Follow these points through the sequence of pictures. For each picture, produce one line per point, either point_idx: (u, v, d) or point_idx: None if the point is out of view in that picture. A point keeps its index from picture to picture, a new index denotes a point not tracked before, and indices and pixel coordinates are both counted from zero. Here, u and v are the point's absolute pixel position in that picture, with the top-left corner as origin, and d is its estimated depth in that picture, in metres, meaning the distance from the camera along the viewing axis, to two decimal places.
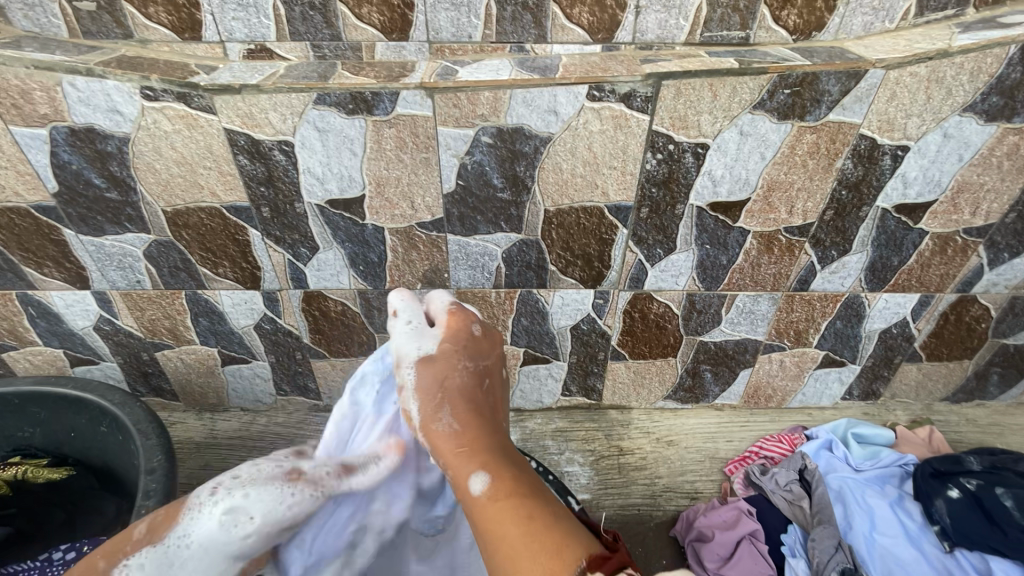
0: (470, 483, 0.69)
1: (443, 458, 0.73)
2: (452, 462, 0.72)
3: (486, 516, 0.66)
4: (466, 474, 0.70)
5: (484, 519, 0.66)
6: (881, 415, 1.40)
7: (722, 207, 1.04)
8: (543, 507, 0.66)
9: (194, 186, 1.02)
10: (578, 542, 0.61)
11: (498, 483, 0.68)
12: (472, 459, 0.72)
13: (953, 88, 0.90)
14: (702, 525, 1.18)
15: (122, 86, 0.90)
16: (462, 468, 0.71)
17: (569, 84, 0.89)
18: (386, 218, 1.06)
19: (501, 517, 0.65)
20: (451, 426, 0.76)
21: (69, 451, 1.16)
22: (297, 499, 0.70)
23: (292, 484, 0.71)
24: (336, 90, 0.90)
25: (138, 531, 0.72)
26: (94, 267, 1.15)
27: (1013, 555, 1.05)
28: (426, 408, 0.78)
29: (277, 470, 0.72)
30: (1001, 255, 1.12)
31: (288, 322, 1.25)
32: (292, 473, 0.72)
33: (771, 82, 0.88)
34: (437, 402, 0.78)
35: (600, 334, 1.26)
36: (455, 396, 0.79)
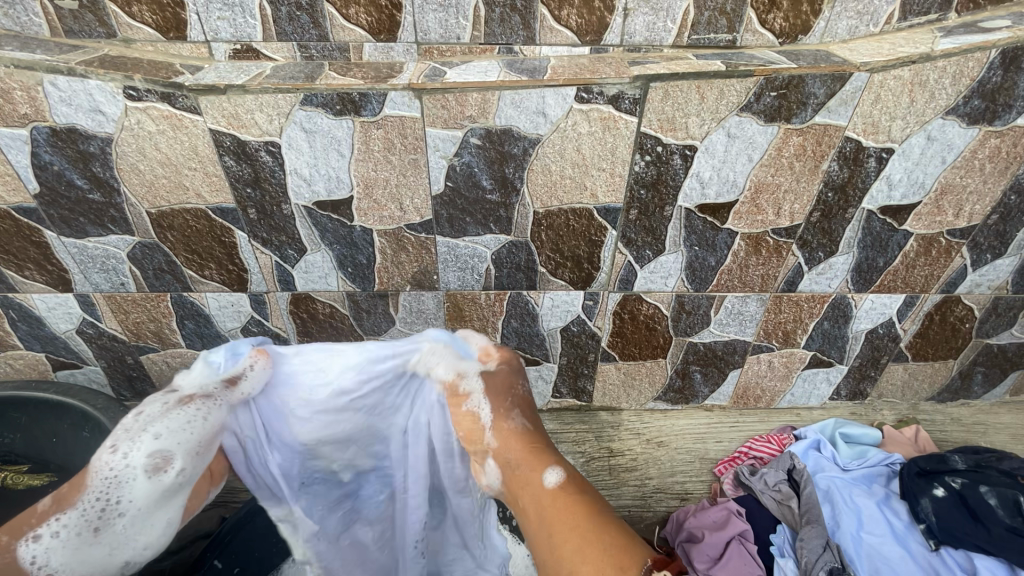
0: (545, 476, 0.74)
1: (516, 455, 0.77)
2: (524, 465, 0.76)
3: (557, 521, 0.70)
4: (539, 472, 0.74)
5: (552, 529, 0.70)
6: (868, 415, 1.41)
7: (710, 208, 1.05)
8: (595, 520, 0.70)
9: (179, 187, 1.01)
10: (632, 544, 0.66)
11: (571, 481, 0.74)
12: (542, 458, 0.76)
13: (936, 91, 0.91)
14: (692, 526, 1.18)
15: (104, 86, 0.89)
16: (535, 466, 0.75)
17: (558, 86, 0.89)
18: (375, 219, 1.06)
19: (571, 516, 0.70)
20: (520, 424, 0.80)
21: (50, 458, 1.13)
22: (208, 413, 0.75)
23: (185, 406, 0.74)
24: (323, 91, 0.89)
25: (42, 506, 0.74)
26: (77, 269, 1.13)
27: (999, 553, 1.06)
28: (501, 407, 0.80)
29: (163, 406, 0.74)
30: (983, 256, 1.14)
31: (276, 324, 1.23)
32: (184, 398, 0.75)
33: (757, 85, 0.89)
34: (507, 401, 0.81)
35: (590, 336, 1.26)
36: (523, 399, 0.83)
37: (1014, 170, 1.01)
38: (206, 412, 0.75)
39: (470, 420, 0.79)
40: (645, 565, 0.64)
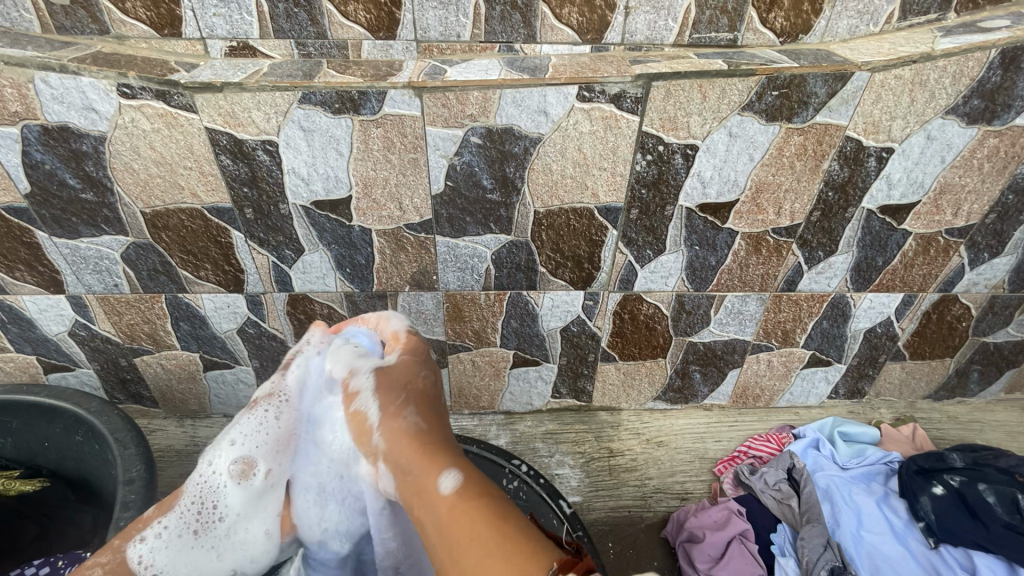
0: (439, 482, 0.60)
1: (405, 457, 0.65)
2: (416, 466, 0.64)
3: (455, 525, 0.57)
4: (431, 477, 0.61)
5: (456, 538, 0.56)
6: (866, 414, 1.41)
7: (711, 208, 1.04)
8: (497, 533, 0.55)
9: (174, 187, 0.99)
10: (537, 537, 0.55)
11: (469, 487, 0.60)
12: (438, 460, 0.63)
13: (936, 91, 0.91)
14: (693, 526, 1.17)
15: (97, 83, 0.87)
16: (430, 470, 0.62)
17: (559, 84, 0.89)
18: (374, 219, 1.05)
19: (469, 523, 0.56)
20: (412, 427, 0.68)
21: (45, 461, 1.12)
22: (276, 413, 0.77)
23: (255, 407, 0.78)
24: (321, 89, 0.88)
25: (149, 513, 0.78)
26: (69, 270, 1.11)
27: (997, 551, 1.06)
28: (388, 403, 0.70)
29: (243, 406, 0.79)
30: (981, 255, 1.14)
31: (273, 326, 1.22)
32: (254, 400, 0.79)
33: (759, 84, 0.89)
34: (396, 395, 0.71)
35: (590, 336, 1.25)
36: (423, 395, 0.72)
37: (1012, 169, 1.01)
38: (278, 412, 0.77)
39: (361, 420, 0.71)
40: (548, 566, 0.50)
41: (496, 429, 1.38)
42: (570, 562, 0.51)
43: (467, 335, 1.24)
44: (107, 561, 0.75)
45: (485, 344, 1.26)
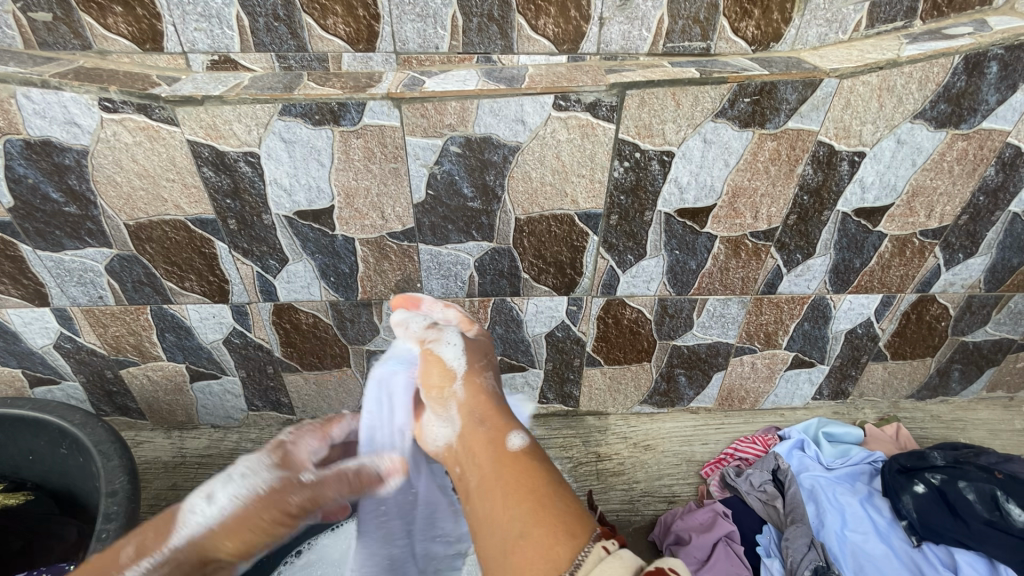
0: (507, 441, 0.70)
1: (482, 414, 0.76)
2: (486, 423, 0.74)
3: (510, 468, 0.65)
4: (500, 439, 0.71)
5: (499, 479, 0.64)
6: (851, 414, 1.43)
7: (689, 212, 1.06)
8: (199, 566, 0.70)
9: (157, 199, 1.00)
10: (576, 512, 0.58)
11: (532, 448, 0.69)
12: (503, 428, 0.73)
13: (903, 96, 0.93)
14: (679, 529, 1.18)
15: (79, 98, 0.88)
16: (496, 439, 0.71)
17: (535, 93, 0.90)
18: (356, 228, 1.06)
19: (521, 479, 0.63)
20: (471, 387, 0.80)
21: (28, 475, 1.12)
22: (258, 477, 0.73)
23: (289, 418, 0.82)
24: (302, 100, 0.89)
25: (124, 557, 0.69)
26: (53, 283, 1.11)
27: (978, 547, 1.07)
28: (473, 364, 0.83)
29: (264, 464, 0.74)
30: (956, 255, 1.16)
31: (259, 335, 1.22)
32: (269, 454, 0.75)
33: (731, 91, 0.91)
34: (476, 361, 0.84)
35: (575, 341, 1.26)
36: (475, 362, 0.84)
37: (982, 171, 1.03)
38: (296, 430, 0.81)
39: (444, 367, 0.83)
40: (593, 534, 0.54)
41: None
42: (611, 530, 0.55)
43: None
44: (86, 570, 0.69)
45: None
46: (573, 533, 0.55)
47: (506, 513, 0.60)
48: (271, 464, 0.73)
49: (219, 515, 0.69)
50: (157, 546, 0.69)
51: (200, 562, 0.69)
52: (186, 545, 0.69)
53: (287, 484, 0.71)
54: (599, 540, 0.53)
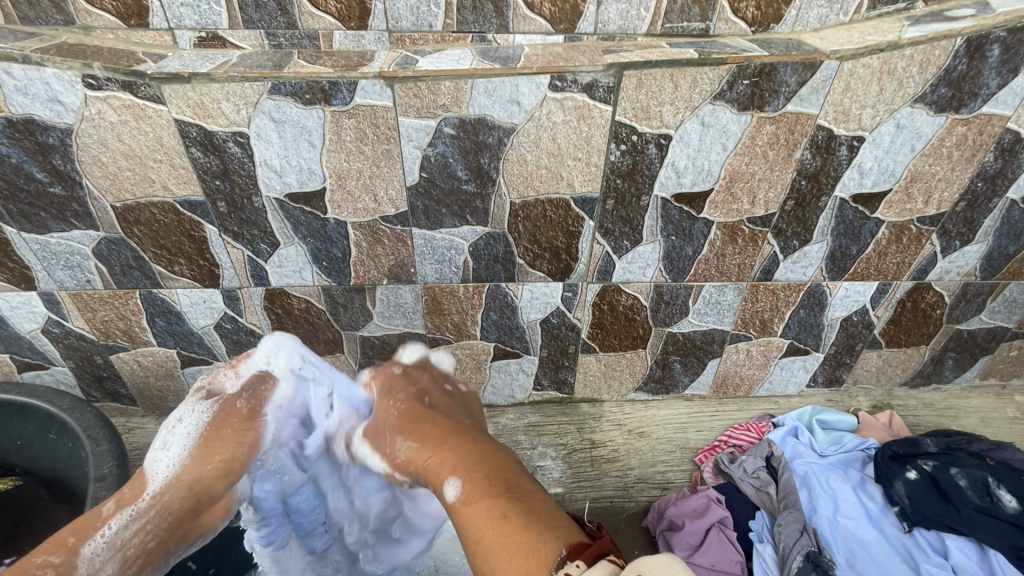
0: (447, 492, 0.78)
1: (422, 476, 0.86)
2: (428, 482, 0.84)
3: (466, 519, 0.72)
4: (442, 488, 0.80)
5: (467, 525, 0.72)
6: (845, 402, 1.43)
7: (686, 197, 1.05)
8: (182, 507, 0.89)
9: (145, 180, 0.98)
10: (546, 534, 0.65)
11: (467, 489, 0.76)
12: (445, 473, 0.81)
13: (904, 80, 0.92)
14: (673, 515, 1.18)
15: (61, 74, 0.85)
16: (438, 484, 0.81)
17: (531, 73, 0.88)
18: (349, 212, 1.04)
19: (475, 518, 0.72)
20: (411, 444, 0.90)
21: (16, 461, 1.11)
22: (195, 413, 1.00)
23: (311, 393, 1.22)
24: (292, 79, 0.87)
25: (105, 510, 0.83)
26: (40, 267, 1.09)
27: (968, 533, 1.08)
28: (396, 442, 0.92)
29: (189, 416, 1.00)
30: (953, 243, 1.16)
31: (251, 320, 1.21)
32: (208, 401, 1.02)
33: (730, 72, 0.89)
34: (395, 431, 0.94)
35: (570, 327, 1.25)
36: (406, 421, 0.95)
37: (981, 157, 1.03)
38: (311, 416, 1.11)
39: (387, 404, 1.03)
40: (557, 556, 0.61)
41: None
42: (578, 548, 0.62)
43: (446, 328, 1.24)
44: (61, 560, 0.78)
45: (464, 337, 1.26)
46: (533, 564, 0.62)
47: (483, 555, 0.67)
48: (203, 401, 1.02)
49: (181, 450, 0.94)
50: (134, 498, 0.85)
51: (182, 495, 0.89)
52: (161, 488, 0.88)
53: (229, 404, 1.00)
54: (565, 563, 0.60)
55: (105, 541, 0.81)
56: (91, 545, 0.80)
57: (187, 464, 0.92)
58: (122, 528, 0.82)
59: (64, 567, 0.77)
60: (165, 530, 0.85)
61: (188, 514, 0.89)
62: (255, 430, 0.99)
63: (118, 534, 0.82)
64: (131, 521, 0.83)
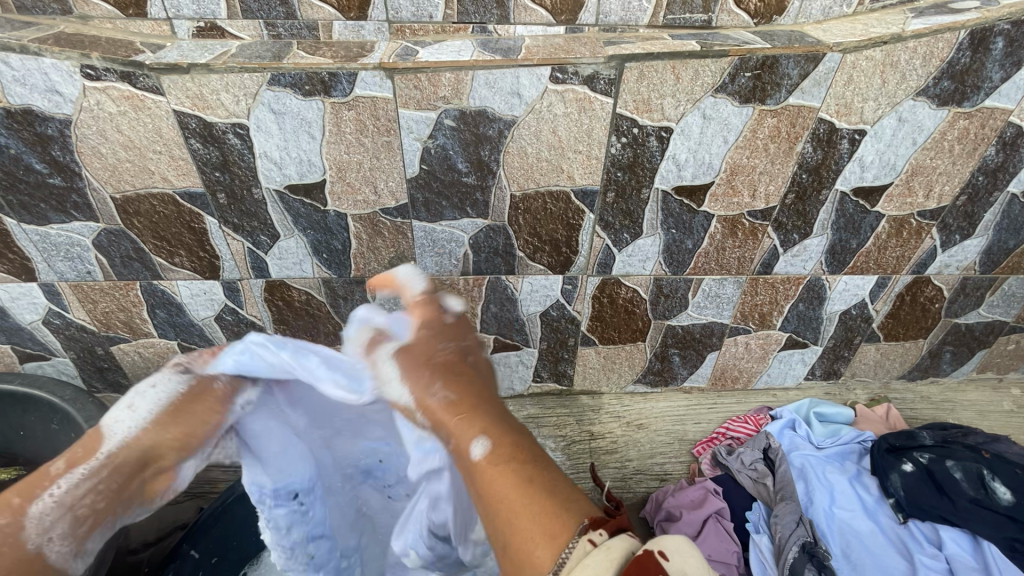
0: (470, 450, 0.65)
1: (444, 426, 0.70)
2: (449, 433, 0.69)
3: (489, 480, 0.61)
4: (465, 442, 0.66)
5: (490, 485, 0.61)
6: (842, 395, 1.44)
7: (686, 190, 1.05)
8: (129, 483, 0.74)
9: (144, 171, 0.98)
10: (571, 509, 0.56)
11: (498, 450, 0.64)
12: (471, 425, 0.67)
13: (907, 73, 0.92)
14: (670, 506, 1.19)
15: (59, 64, 0.85)
16: (465, 438, 0.67)
17: (532, 65, 0.88)
18: (349, 204, 1.04)
19: (502, 485, 0.60)
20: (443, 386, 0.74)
21: (20, 450, 1.11)
22: (162, 385, 0.77)
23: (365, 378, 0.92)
24: (291, 70, 0.87)
25: (54, 469, 0.72)
26: (40, 258, 1.09)
27: (962, 524, 1.09)
28: (425, 360, 0.78)
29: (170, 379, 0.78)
30: (953, 237, 1.16)
31: (251, 312, 1.21)
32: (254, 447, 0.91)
33: (732, 65, 0.89)
34: (439, 351, 0.79)
35: (570, 320, 1.26)
36: (448, 365, 0.77)
37: (982, 151, 1.02)
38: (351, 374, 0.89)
39: (406, 364, 0.78)
40: (579, 527, 0.54)
41: None
42: (602, 517, 0.55)
43: None
44: (3, 521, 0.68)
45: None
46: (557, 536, 0.54)
47: (517, 562, 0.55)
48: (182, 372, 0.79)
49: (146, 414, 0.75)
50: (88, 457, 0.72)
51: (136, 462, 0.74)
52: (118, 449, 0.73)
53: (205, 382, 0.79)
54: (587, 533, 0.53)
55: (51, 503, 0.70)
56: (38, 505, 0.70)
57: (142, 434, 0.74)
58: (72, 487, 0.71)
59: (11, 530, 0.68)
60: (113, 495, 0.73)
61: (136, 483, 0.75)
62: (224, 414, 0.79)
63: (69, 492, 0.71)
64: (81, 480, 0.71)
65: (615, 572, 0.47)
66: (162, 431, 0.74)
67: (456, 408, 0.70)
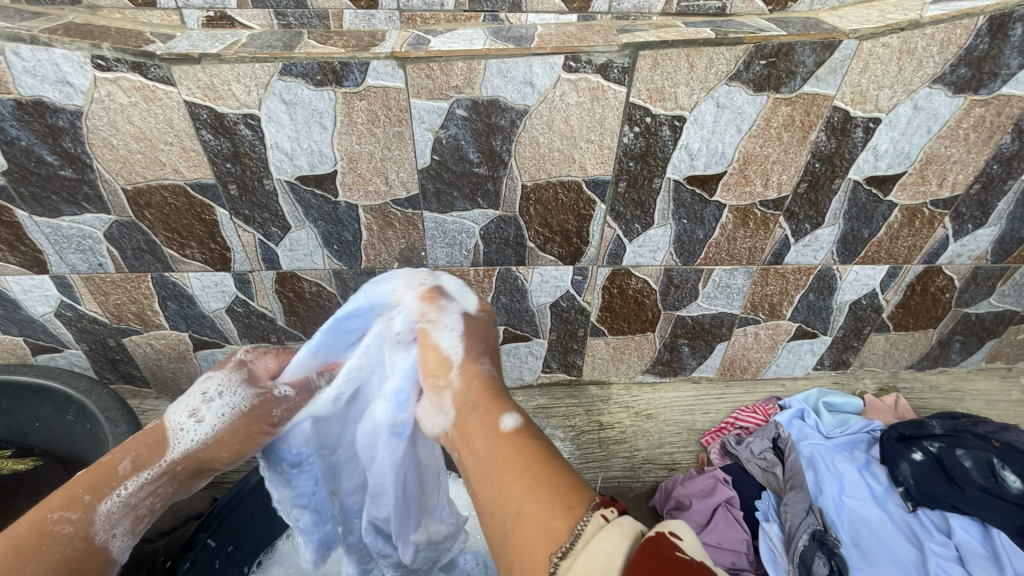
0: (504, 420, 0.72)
1: (475, 398, 0.76)
2: (478, 407, 0.75)
3: (516, 448, 0.68)
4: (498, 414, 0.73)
5: (509, 452, 0.67)
6: (851, 384, 1.44)
7: (698, 180, 1.04)
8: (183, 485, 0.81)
9: (155, 162, 0.97)
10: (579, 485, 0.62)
11: (528, 428, 0.71)
12: (505, 404, 0.75)
13: (923, 60, 0.91)
14: (680, 494, 1.20)
15: (70, 55, 0.84)
16: (494, 411, 0.74)
17: (545, 54, 0.87)
18: (360, 194, 1.04)
19: (521, 458, 0.66)
20: (489, 364, 0.82)
21: (35, 441, 1.13)
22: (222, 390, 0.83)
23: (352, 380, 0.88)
24: (302, 59, 0.86)
25: (122, 469, 0.75)
26: (52, 250, 1.10)
27: (972, 512, 1.10)
28: (470, 350, 0.81)
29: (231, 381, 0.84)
30: (965, 226, 1.15)
31: (262, 304, 1.22)
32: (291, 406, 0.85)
33: (746, 53, 0.88)
34: (478, 345, 0.82)
35: (580, 311, 1.26)
36: (492, 353, 0.84)
37: (998, 139, 1.01)
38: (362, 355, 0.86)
39: (436, 354, 0.81)
40: (592, 504, 0.58)
41: None
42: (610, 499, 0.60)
43: None
44: (77, 521, 0.71)
45: None
46: (571, 505, 0.59)
47: (517, 532, 0.59)
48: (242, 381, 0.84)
49: (207, 428, 0.80)
50: (154, 461, 0.77)
51: (194, 469, 0.81)
52: (180, 457, 0.79)
53: (266, 401, 0.83)
54: (598, 509, 0.57)
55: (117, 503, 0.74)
56: (107, 504, 0.73)
57: (206, 446, 0.80)
58: (138, 489, 0.76)
59: (81, 526, 0.71)
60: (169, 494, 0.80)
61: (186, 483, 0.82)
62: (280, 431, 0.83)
63: (133, 493, 0.75)
64: (146, 483, 0.76)
65: (628, 545, 0.52)
66: (221, 446, 0.80)
67: (486, 390, 0.77)
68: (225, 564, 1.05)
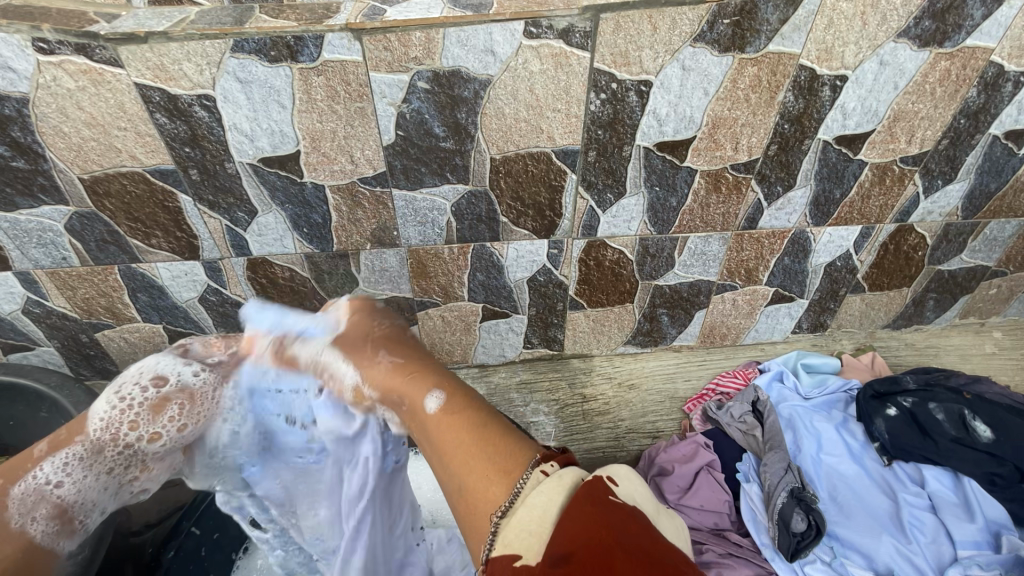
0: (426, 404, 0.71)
1: (396, 389, 0.76)
2: (405, 391, 0.75)
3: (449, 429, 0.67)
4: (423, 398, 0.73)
5: (446, 439, 0.66)
6: (829, 346, 1.46)
7: (668, 146, 1.03)
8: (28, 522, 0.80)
9: (110, 149, 0.94)
10: (519, 446, 0.62)
11: (451, 404, 0.70)
12: (424, 384, 0.74)
13: (888, 13, 0.90)
14: (663, 461, 1.22)
15: (9, 38, 0.81)
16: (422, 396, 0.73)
17: (504, 20, 0.85)
18: (326, 174, 1.02)
19: (460, 432, 0.66)
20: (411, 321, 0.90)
21: (12, 441, 1.12)
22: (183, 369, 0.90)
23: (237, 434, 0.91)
24: (254, 34, 0.83)
25: (38, 451, 0.82)
26: (12, 245, 1.07)
27: (944, 463, 1.13)
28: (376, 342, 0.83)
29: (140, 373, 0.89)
30: (935, 182, 1.15)
31: (235, 292, 1.20)
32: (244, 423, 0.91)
33: (709, 12, 0.86)
34: (379, 336, 0.83)
35: (557, 285, 1.26)
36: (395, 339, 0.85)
37: (964, 93, 1.01)
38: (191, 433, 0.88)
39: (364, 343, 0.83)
40: (533, 461, 0.60)
41: (470, 382, 1.41)
42: (549, 453, 0.61)
43: (434, 291, 1.24)
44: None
45: (452, 299, 1.26)
46: (509, 469, 0.59)
47: (478, 508, 0.59)
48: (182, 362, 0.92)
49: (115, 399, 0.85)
50: (66, 441, 0.84)
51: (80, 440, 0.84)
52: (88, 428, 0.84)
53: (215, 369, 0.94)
54: (538, 465, 0.59)
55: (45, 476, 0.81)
56: (22, 487, 0.80)
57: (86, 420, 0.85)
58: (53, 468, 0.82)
59: None
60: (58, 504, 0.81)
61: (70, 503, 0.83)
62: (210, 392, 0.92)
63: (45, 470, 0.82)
64: (59, 464, 0.82)
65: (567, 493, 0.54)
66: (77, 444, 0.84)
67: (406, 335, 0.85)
68: (211, 551, 1.08)
